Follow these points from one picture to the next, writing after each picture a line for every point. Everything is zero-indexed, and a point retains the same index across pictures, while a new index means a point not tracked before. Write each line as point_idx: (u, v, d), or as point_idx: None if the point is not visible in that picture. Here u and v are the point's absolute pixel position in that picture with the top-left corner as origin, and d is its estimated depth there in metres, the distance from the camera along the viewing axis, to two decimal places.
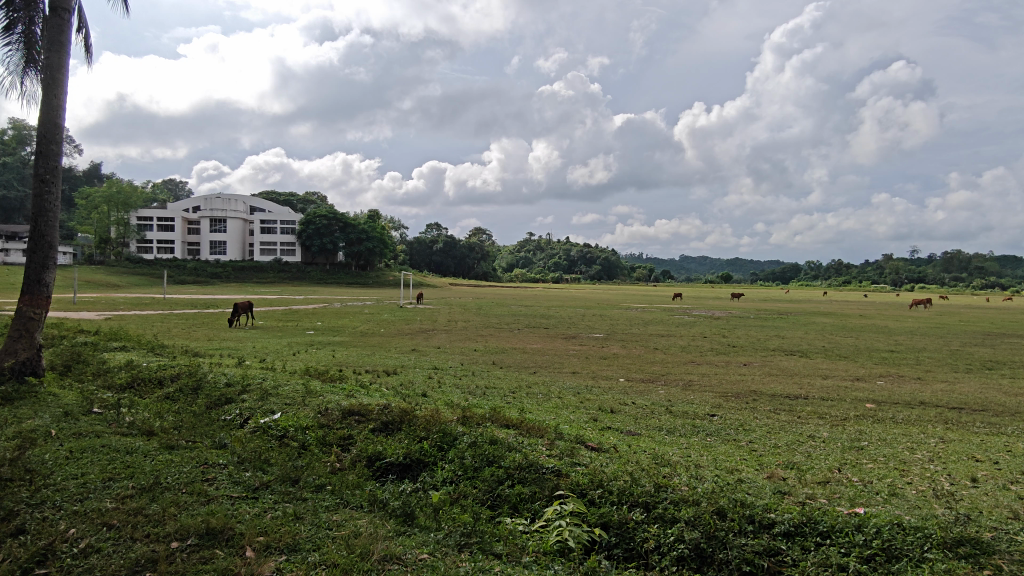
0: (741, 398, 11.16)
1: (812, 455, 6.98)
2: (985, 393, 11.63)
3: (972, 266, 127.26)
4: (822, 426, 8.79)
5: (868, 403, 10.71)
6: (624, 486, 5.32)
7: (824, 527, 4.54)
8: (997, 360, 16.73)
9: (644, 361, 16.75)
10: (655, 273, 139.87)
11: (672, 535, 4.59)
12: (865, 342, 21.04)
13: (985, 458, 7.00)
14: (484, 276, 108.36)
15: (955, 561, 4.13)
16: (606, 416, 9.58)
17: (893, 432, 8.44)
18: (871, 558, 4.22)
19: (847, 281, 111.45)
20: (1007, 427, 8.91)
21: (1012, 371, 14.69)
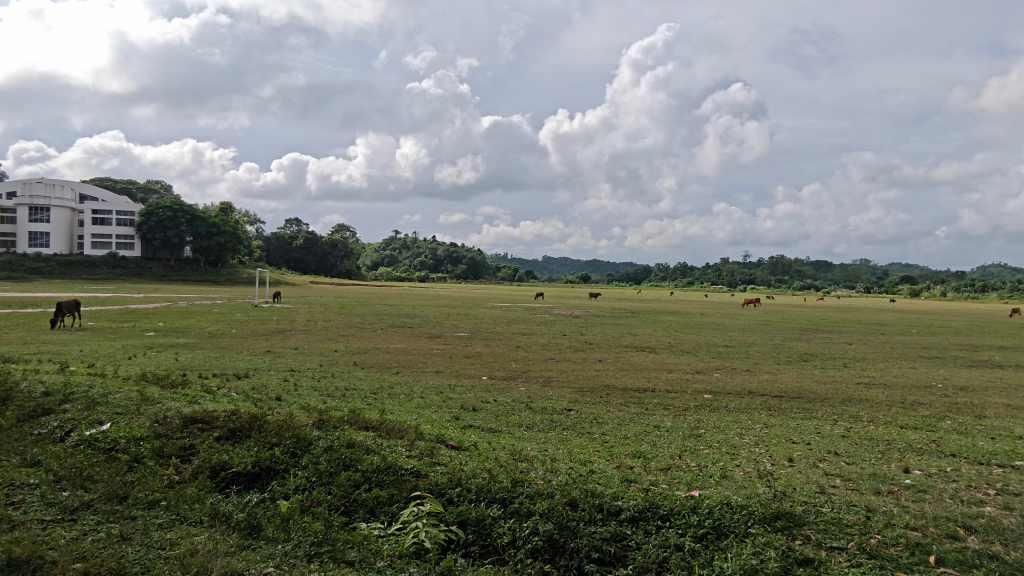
0: (595, 393, 11.72)
1: (657, 444, 7.48)
2: (801, 382, 13.15)
3: (793, 270, 143.55)
4: (665, 417, 9.46)
5: (706, 394, 11.70)
6: (482, 483, 5.37)
7: (665, 511, 4.86)
8: (811, 352, 19.02)
9: (506, 359, 17.05)
10: (519, 273, 143.40)
11: (527, 529, 4.70)
12: (705, 337, 23.03)
13: (801, 440, 7.90)
14: (347, 275, 105.14)
15: (773, 533, 4.58)
16: (468, 414, 9.64)
17: (725, 419, 9.28)
18: (704, 536, 4.58)
19: (691, 282, 121.31)
20: (817, 412, 10.13)
21: (823, 362, 16.75)
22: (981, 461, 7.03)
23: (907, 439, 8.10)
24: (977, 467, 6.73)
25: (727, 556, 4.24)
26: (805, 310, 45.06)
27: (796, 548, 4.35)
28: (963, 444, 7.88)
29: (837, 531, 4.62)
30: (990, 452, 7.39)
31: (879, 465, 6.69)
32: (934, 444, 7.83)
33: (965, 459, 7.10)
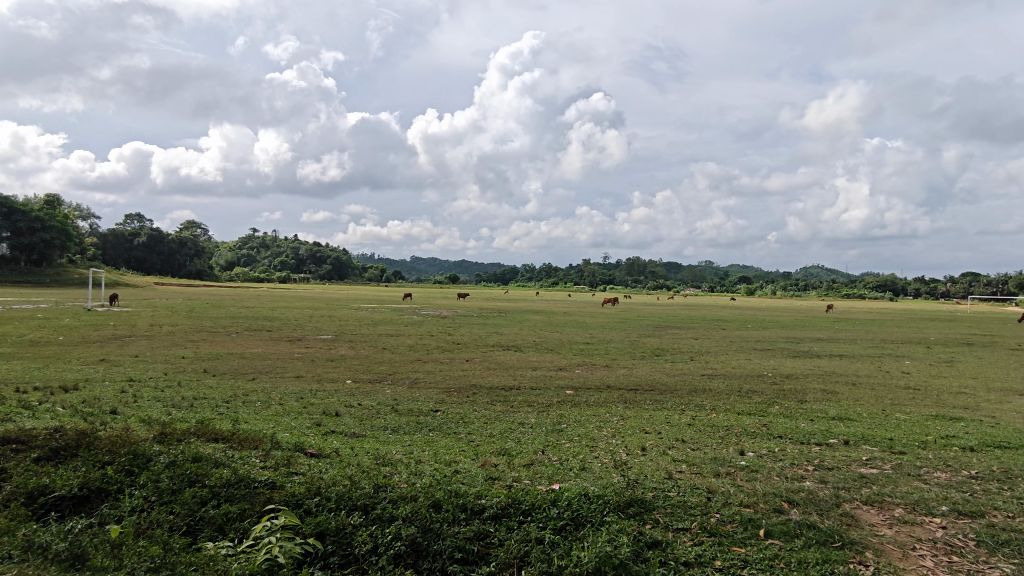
0: (461, 393, 11.75)
1: (521, 441, 7.64)
2: (653, 376, 14.08)
3: (648, 270, 153.40)
4: (530, 413, 9.70)
5: (567, 390, 12.17)
6: (342, 491, 5.17)
7: (526, 506, 4.96)
8: (662, 347, 20.42)
9: (372, 362, 16.62)
10: (387, 274, 140.83)
11: (389, 534, 4.60)
12: (568, 335, 23.95)
13: (653, 430, 8.43)
14: (198, 275, 97.54)
15: (626, 520, 4.83)
16: (330, 419, 9.28)
17: (585, 413, 9.69)
18: (563, 528, 4.73)
19: (556, 282, 125.81)
20: (666, 403, 10.89)
21: (672, 356, 18.05)
22: (802, 440, 7.91)
23: (743, 424, 8.93)
24: (799, 447, 7.56)
25: (584, 546, 4.40)
26: (658, 308, 48.24)
27: (647, 532, 4.62)
28: (789, 426, 8.82)
29: (682, 513, 4.96)
30: (809, 432, 8.34)
31: (719, 450, 7.31)
32: (765, 427, 8.69)
33: (789, 439, 7.95)
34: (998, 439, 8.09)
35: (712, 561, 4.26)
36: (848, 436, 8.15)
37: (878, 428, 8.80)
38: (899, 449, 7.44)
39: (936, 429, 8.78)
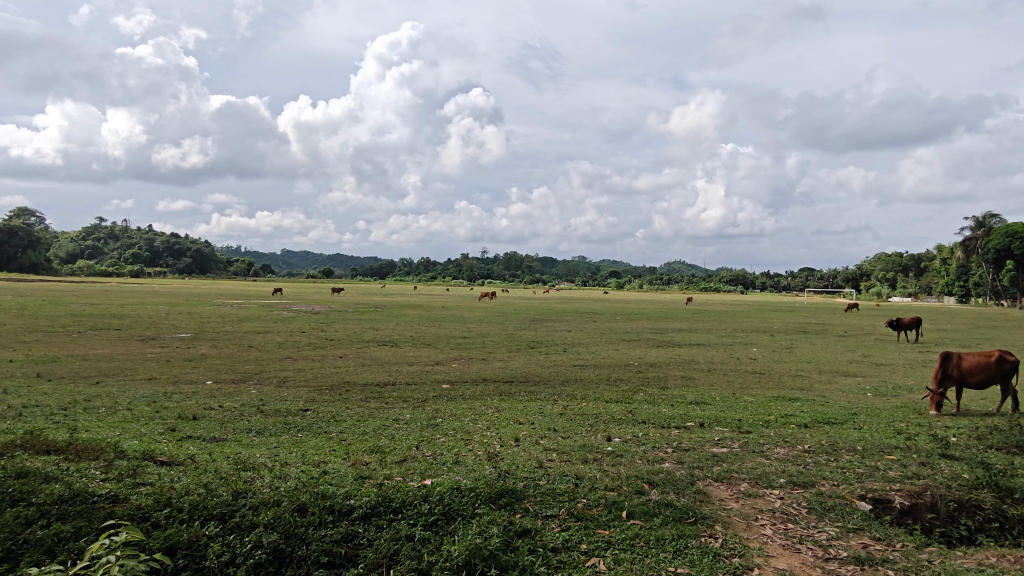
0: (334, 391, 11.32)
1: (395, 437, 7.49)
2: (528, 367, 14.39)
3: (525, 265, 156.77)
4: (405, 409, 9.56)
5: (444, 384, 12.14)
6: (196, 500, 4.79)
7: (397, 503, 4.86)
8: (537, 340, 20.96)
9: (236, 361, 15.59)
10: (255, 268, 133.18)
11: (249, 543, 4.33)
12: (445, 329, 23.91)
13: (526, 421, 8.60)
14: (31, 268, 86.78)
15: (497, 510, 4.88)
16: (186, 424, 8.59)
17: (461, 407, 9.70)
18: (434, 523, 4.69)
19: (435, 277, 125.13)
20: (540, 393, 11.16)
21: (546, 348, 18.57)
22: (664, 425, 8.40)
23: (610, 411, 9.34)
24: (661, 431, 8.03)
25: (455, 539, 4.39)
26: (534, 301, 49.37)
27: (517, 521, 4.68)
28: (652, 411, 9.35)
29: (551, 500, 5.09)
30: (670, 416, 8.88)
31: (588, 437, 7.58)
32: (630, 414, 9.14)
33: (652, 424, 8.43)
34: (827, 416, 9.08)
35: (579, 544, 4.40)
36: (704, 418, 8.78)
37: (730, 411, 9.55)
38: (746, 429, 8.12)
39: (778, 409, 9.69)
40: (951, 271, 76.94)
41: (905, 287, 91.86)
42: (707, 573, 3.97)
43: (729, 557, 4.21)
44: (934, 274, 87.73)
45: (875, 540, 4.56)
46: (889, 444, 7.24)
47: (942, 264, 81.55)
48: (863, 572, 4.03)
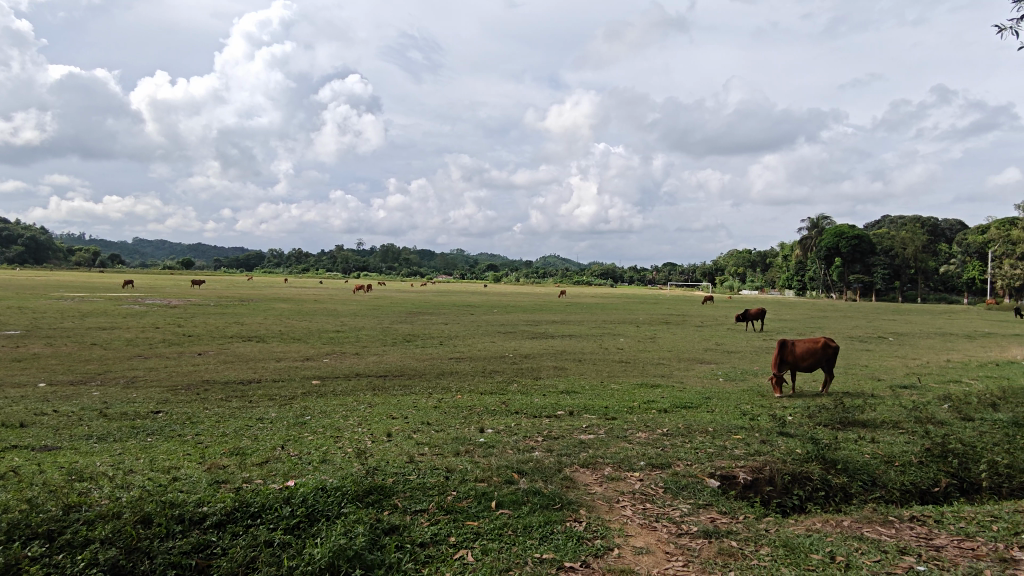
0: (190, 391, 10.52)
1: (258, 438, 7.08)
2: (402, 361, 14.19)
3: (403, 258, 154.58)
4: (271, 408, 9.08)
5: (313, 380, 11.67)
6: (17, 518, 4.23)
7: (255, 508, 4.59)
8: (413, 333, 20.77)
9: (75, 360, 14.05)
10: (102, 257, 120.73)
11: (82, 561, 3.89)
12: (316, 324, 23.01)
13: (399, 415, 8.47)
14: None
15: (365, 509, 4.74)
16: (11, 432, 7.58)
17: (332, 404, 9.37)
18: (296, 526, 4.47)
19: (308, 269, 120.04)
20: (415, 387, 11.06)
21: (422, 341, 18.42)
22: (535, 414, 8.61)
23: (484, 403, 9.42)
24: (532, 420, 8.21)
25: (318, 541, 4.20)
26: (411, 295, 48.77)
27: (384, 519, 4.58)
28: (524, 401, 9.55)
29: (420, 495, 5.03)
30: (541, 406, 9.11)
31: (461, 429, 7.59)
32: (503, 405, 9.27)
33: (524, 414, 8.61)
34: (684, 401, 9.75)
35: (447, 537, 4.38)
36: (572, 407, 9.09)
37: (597, 398, 9.99)
38: (612, 415, 8.52)
39: (640, 396, 10.27)
40: (791, 267, 85.33)
41: (753, 281, 100.82)
42: (570, 555, 4.10)
43: (591, 539, 4.37)
44: (776, 269, 96.98)
45: (722, 514, 4.94)
46: (736, 424, 7.89)
47: (784, 260, 90.26)
48: (710, 543, 4.34)
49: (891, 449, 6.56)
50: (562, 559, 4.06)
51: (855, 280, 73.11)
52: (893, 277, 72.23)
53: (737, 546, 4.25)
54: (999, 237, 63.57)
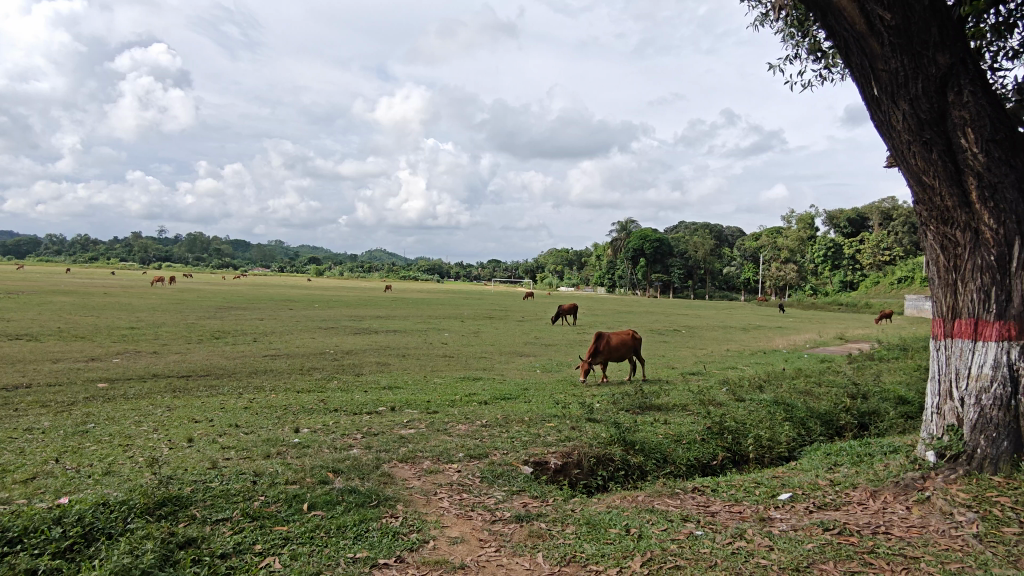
0: None
1: (23, 451, 6.06)
2: (210, 360, 13.05)
3: (214, 248, 142.15)
4: (43, 416, 7.83)
5: (100, 383, 10.29)
6: None
7: (15, 533, 3.93)
8: (224, 329, 19.19)
9: None
10: None
11: None
12: (105, 319, 20.33)
13: (203, 418, 7.77)
14: None
15: (156, 522, 4.28)
16: None
17: (122, 409, 8.33)
18: (68, 549, 3.91)
19: (97, 257, 105.68)
20: (224, 387, 10.23)
21: (233, 338, 17.08)
22: (355, 411, 8.37)
23: (301, 402, 8.97)
24: (352, 417, 7.99)
25: (95, 564, 3.70)
26: (219, 288, 44.98)
27: (179, 531, 4.17)
28: (344, 398, 9.27)
29: (223, 503, 4.66)
30: (362, 403, 8.89)
31: (274, 430, 7.16)
32: (322, 403, 8.91)
33: (344, 411, 8.36)
34: (504, 392, 10.11)
35: (252, 546, 4.10)
36: (394, 402, 9.00)
37: (420, 393, 10.00)
38: (433, 409, 8.57)
39: (463, 389, 10.45)
40: (603, 266, 91.95)
41: (570, 279, 107.30)
42: (385, 552, 4.05)
43: (407, 533, 4.35)
44: (591, 269, 104.11)
45: (533, 498, 5.20)
46: (550, 413, 8.34)
47: (597, 260, 97.12)
48: (521, 527, 4.53)
49: (680, 428, 7.36)
50: (376, 556, 3.99)
51: (657, 279, 80.88)
52: (688, 277, 81.01)
53: (545, 527, 4.49)
54: (769, 244, 74.18)
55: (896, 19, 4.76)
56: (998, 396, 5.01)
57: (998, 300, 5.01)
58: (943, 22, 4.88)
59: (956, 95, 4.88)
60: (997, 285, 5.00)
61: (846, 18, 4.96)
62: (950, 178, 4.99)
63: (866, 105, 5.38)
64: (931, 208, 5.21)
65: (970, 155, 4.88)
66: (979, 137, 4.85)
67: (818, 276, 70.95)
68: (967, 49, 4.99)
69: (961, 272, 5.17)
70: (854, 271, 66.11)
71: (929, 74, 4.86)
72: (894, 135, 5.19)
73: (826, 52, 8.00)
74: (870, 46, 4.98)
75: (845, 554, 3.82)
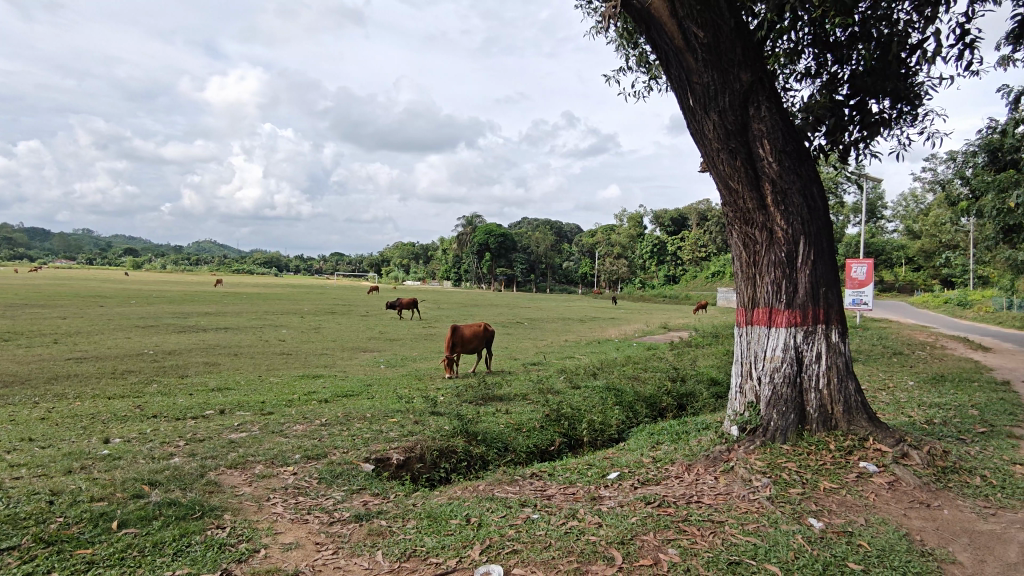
0: None
1: None
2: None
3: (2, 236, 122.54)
4: None
5: None
6: None
7: None
8: (14, 329, 16.61)
9: None
10: None
11: None
12: None
13: None
14: None
15: None
16: None
17: None
18: None
19: None
20: (13, 396, 8.86)
21: (26, 340, 14.83)
22: (177, 417, 7.64)
23: (112, 409, 8.03)
24: (174, 423, 7.31)
25: None
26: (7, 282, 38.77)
27: None
28: (164, 404, 8.43)
29: (10, 530, 4.03)
30: (187, 407, 8.15)
31: (78, 443, 6.33)
32: (138, 409, 8.05)
33: (164, 417, 7.61)
34: (345, 389, 9.80)
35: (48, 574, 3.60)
36: (224, 405, 8.36)
37: (253, 394, 9.37)
38: (268, 410, 8.09)
39: (301, 388, 9.96)
40: (450, 260, 92.24)
41: (416, 273, 106.42)
42: (209, 567, 3.75)
43: (235, 544, 4.07)
44: (437, 262, 104.06)
45: (374, 495, 5.09)
46: (392, 408, 8.21)
47: (444, 254, 97.38)
48: (360, 526, 4.43)
49: (521, 417, 7.60)
50: (200, 571, 3.69)
51: (501, 273, 82.73)
52: (531, 271, 83.83)
53: (385, 525, 4.42)
54: (605, 241, 78.95)
55: (708, 38, 5.28)
56: (787, 374, 5.75)
57: (788, 292, 5.74)
58: (745, 44, 5.50)
59: (756, 110, 5.52)
60: (788, 278, 5.72)
61: (667, 33, 5.43)
62: (751, 183, 5.63)
63: (683, 114, 5.90)
64: (736, 210, 5.83)
65: (767, 163, 5.55)
66: (773, 148, 5.54)
67: (646, 271, 76.80)
68: (764, 70, 5.65)
69: (760, 267, 5.84)
70: (677, 267, 72.33)
71: (734, 90, 5.44)
72: (706, 143, 5.73)
73: (651, 64, 8.65)
74: (686, 61, 5.48)
75: (663, 524, 4.18)
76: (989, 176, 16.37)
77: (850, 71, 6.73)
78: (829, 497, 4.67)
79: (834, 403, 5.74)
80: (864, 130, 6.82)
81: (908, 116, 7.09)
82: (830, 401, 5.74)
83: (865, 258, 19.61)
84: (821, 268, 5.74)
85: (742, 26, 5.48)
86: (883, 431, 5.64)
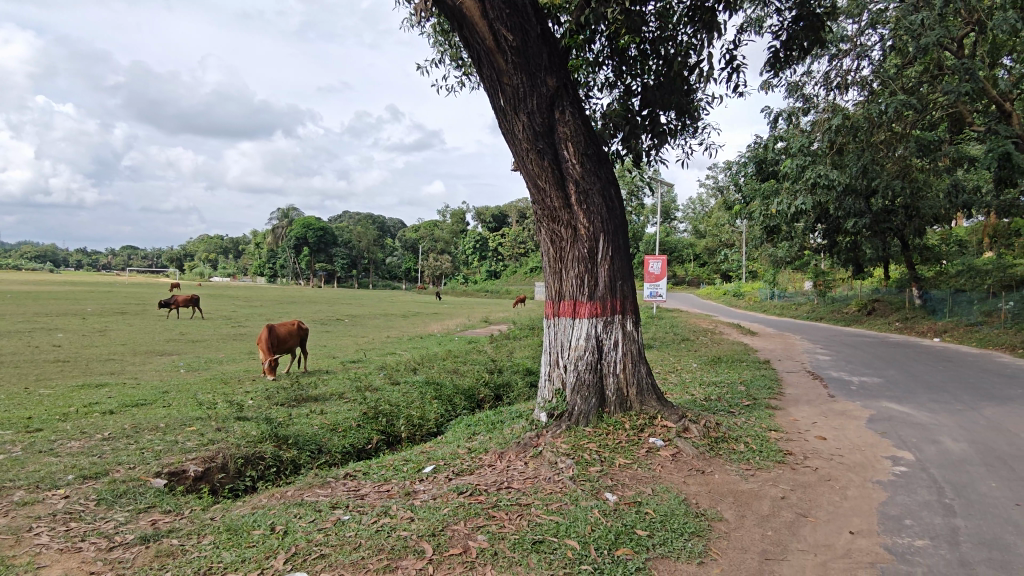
0: None
1: None
2: None
3: None
4: None
5: None
6: None
7: None
8: None
9: None
10: None
11: None
12: None
13: None
14: None
15: None
16: None
17: None
18: None
19: None
20: None
21: None
22: None
23: None
24: None
25: None
26: None
27: None
28: None
29: None
30: None
31: None
32: None
33: None
34: (135, 398, 8.79)
35: None
36: None
37: (16, 409, 8.03)
38: (34, 427, 6.99)
39: (79, 399, 8.73)
40: (264, 255, 86.44)
41: (226, 269, 98.26)
42: None
43: None
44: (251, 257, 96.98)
45: (164, 513, 4.62)
46: (192, 416, 7.52)
47: (259, 248, 91.10)
48: (146, 548, 4.00)
49: (336, 417, 7.37)
50: None
51: (321, 269, 79.16)
52: (353, 266, 81.30)
53: (176, 543, 4.04)
54: (429, 236, 79.07)
55: (517, 40, 5.48)
56: (589, 361, 6.17)
57: (589, 285, 6.17)
58: (551, 51, 5.82)
59: (560, 114, 5.86)
60: (589, 273, 6.15)
61: (478, 33, 5.52)
62: (557, 183, 5.96)
63: (494, 114, 6.06)
64: (544, 208, 6.12)
65: (571, 164, 5.93)
66: (576, 151, 5.93)
67: (469, 266, 78.31)
68: (568, 77, 6.01)
69: (565, 262, 6.20)
70: (499, 263, 74.53)
71: (541, 93, 5.72)
72: (516, 143, 5.94)
73: (465, 62, 8.81)
74: (497, 62, 5.62)
75: (473, 512, 4.29)
76: (756, 185, 18.98)
77: (642, 84, 7.40)
78: (623, 472, 5.11)
79: (628, 386, 6.29)
80: (654, 138, 7.54)
81: (689, 128, 7.97)
82: (625, 384, 6.28)
83: (660, 254, 21.68)
84: (618, 263, 6.26)
85: (548, 34, 5.80)
86: (669, 409, 6.31)
